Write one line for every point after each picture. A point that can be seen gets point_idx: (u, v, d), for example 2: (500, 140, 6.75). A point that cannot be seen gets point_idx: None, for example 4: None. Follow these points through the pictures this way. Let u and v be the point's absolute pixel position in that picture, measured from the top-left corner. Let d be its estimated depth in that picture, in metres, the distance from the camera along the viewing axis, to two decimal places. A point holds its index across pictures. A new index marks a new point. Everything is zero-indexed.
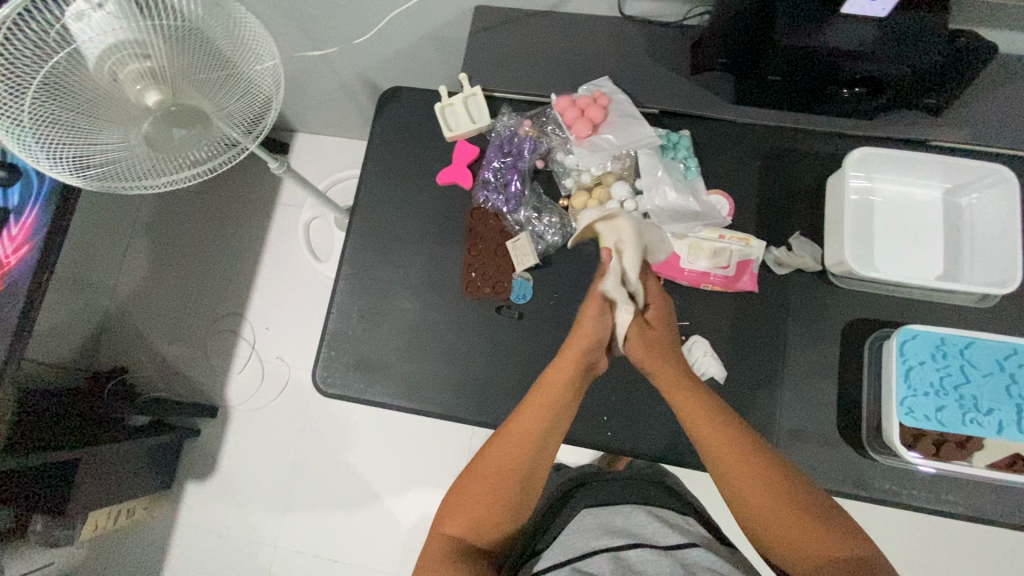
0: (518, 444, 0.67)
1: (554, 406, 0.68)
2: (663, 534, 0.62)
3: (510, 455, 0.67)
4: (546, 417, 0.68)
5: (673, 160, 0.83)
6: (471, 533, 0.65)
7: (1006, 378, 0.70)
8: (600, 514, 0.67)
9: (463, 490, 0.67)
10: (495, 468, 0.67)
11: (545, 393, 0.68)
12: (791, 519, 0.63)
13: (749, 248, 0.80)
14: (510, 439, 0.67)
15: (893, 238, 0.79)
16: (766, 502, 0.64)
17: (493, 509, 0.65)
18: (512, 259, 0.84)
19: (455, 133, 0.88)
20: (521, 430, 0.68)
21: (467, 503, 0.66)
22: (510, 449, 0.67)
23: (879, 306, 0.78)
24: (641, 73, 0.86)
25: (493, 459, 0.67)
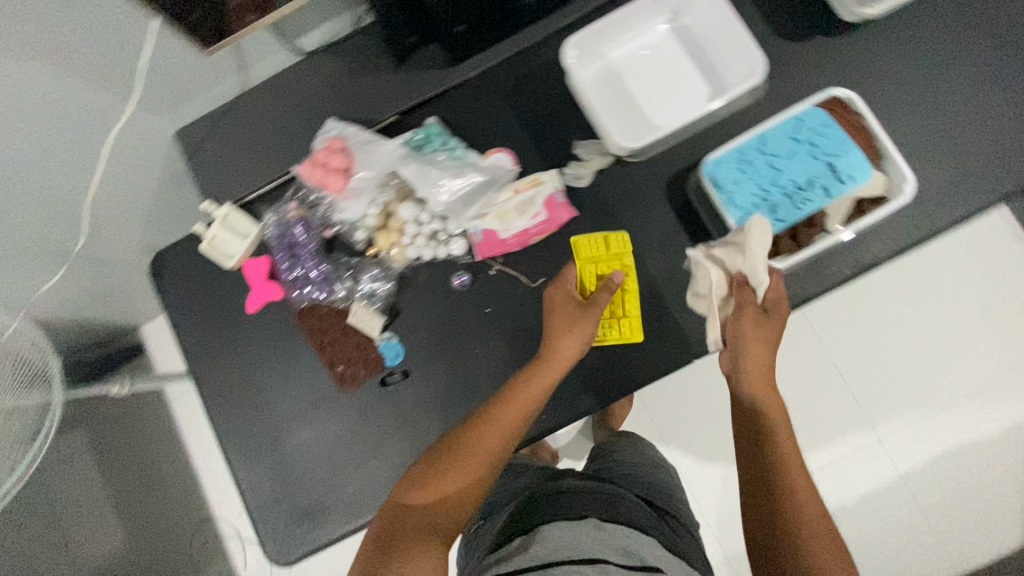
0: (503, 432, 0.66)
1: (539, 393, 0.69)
2: (620, 554, 0.67)
3: (489, 440, 0.65)
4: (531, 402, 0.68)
5: (434, 152, 0.80)
6: (432, 504, 0.59)
7: (807, 145, 0.72)
8: (571, 524, 0.71)
9: (443, 460, 0.63)
10: (483, 436, 0.65)
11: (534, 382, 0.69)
12: (807, 488, 0.59)
13: (543, 185, 0.78)
14: (515, 403, 0.67)
15: (652, 91, 0.80)
16: (785, 465, 0.61)
17: (462, 481, 0.61)
18: (363, 332, 0.81)
19: (236, 259, 0.83)
20: (524, 401, 0.68)
21: (442, 475, 0.61)
22: (505, 420, 0.67)
23: (680, 155, 0.79)
24: (357, 96, 0.84)
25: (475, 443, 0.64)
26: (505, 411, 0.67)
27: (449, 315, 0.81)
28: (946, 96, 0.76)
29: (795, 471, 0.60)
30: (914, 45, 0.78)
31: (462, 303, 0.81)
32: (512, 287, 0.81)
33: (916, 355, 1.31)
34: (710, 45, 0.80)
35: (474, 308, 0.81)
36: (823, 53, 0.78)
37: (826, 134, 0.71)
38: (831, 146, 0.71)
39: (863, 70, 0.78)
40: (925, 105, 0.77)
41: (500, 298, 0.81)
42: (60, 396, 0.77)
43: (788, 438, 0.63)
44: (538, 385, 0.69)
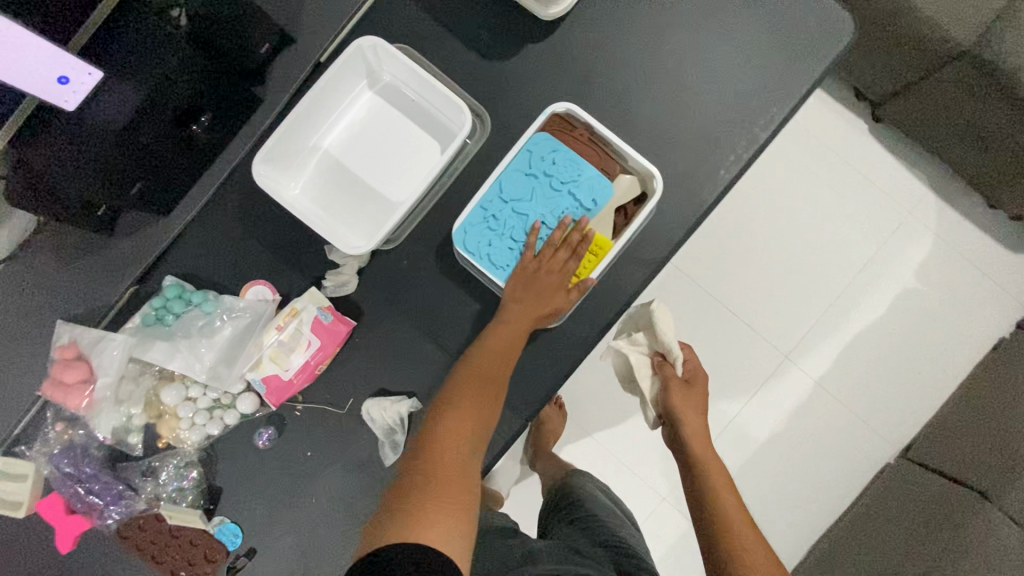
0: (490, 379, 0.64)
1: (520, 330, 0.66)
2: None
3: (480, 391, 0.64)
4: (511, 343, 0.66)
5: (176, 321, 0.72)
6: (450, 441, 0.61)
7: (544, 178, 0.67)
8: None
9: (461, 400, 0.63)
10: (489, 376, 0.64)
11: (512, 320, 0.66)
12: (750, 530, 0.70)
13: (302, 313, 0.72)
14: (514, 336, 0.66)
15: (380, 167, 0.73)
16: (739, 520, 0.71)
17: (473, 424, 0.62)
18: (186, 527, 0.74)
19: (25, 506, 0.74)
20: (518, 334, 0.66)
21: (461, 416, 0.62)
22: (508, 356, 0.65)
23: (435, 221, 0.73)
24: (74, 287, 0.74)
25: (466, 399, 0.63)
26: (487, 355, 0.65)
27: (271, 475, 0.74)
28: (672, 60, 0.70)
29: (746, 524, 0.71)
30: (624, 15, 0.70)
31: (278, 457, 0.74)
32: (321, 422, 0.74)
33: (792, 264, 1.29)
34: (417, 97, 0.73)
35: (292, 458, 0.74)
36: (536, 59, 0.72)
37: (556, 161, 0.66)
38: (563, 171, 0.66)
39: (583, 63, 0.71)
40: (656, 77, 0.71)
41: (315, 438, 0.74)
42: None
43: (739, 514, 0.72)
44: (517, 324, 0.66)
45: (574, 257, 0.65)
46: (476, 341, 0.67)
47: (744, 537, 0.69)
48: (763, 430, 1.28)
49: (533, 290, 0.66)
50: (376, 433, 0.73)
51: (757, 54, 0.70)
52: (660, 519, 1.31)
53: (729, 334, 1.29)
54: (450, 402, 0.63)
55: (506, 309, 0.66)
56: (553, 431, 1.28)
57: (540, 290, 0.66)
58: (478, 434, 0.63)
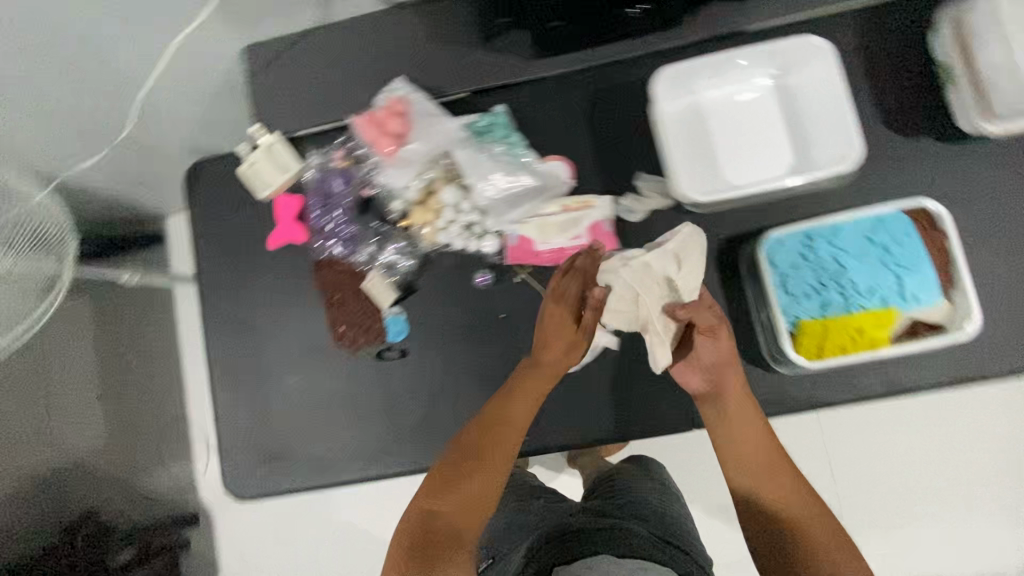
0: (492, 439, 0.66)
1: (529, 404, 0.69)
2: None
3: (478, 457, 0.65)
4: (519, 416, 0.68)
5: (492, 145, 0.76)
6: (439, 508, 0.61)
7: (881, 250, 0.67)
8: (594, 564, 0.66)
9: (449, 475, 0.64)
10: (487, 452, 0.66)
11: (518, 401, 0.69)
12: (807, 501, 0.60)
13: (593, 209, 0.75)
14: (511, 415, 0.68)
15: (735, 145, 0.74)
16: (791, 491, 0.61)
17: (465, 496, 0.63)
18: (373, 299, 0.79)
19: (269, 191, 0.81)
20: (518, 410, 0.68)
21: (447, 492, 0.62)
22: (504, 432, 0.67)
23: (745, 219, 0.74)
24: (433, 61, 0.80)
25: (463, 466, 0.64)
26: (488, 428, 0.67)
27: (461, 312, 0.78)
28: None
29: (809, 498, 0.60)
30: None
31: (480, 302, 0.78)
32: (532, 302, 0.77)
33: None
34: (810, 113, 0.73)
35: (491, 311, 0.78)
36: (921, 157, 0.73)
37: (904, 244, 0.67)
38: (905, 256, 0.67)
39: (965, 189, 0.72)
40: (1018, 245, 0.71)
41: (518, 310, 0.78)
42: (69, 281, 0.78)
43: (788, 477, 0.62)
44: (523, 398, 0.69)
45: (586, 329, 0.70)
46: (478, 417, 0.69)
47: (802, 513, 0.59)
48: None
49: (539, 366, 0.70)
50: None
51: None
52: None
53: None
54: (446, 468, 0.64)
55: (513, 390, 0.70)
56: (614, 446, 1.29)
57: (539, 369, 0.70)
58: (478, 498, 0.63)
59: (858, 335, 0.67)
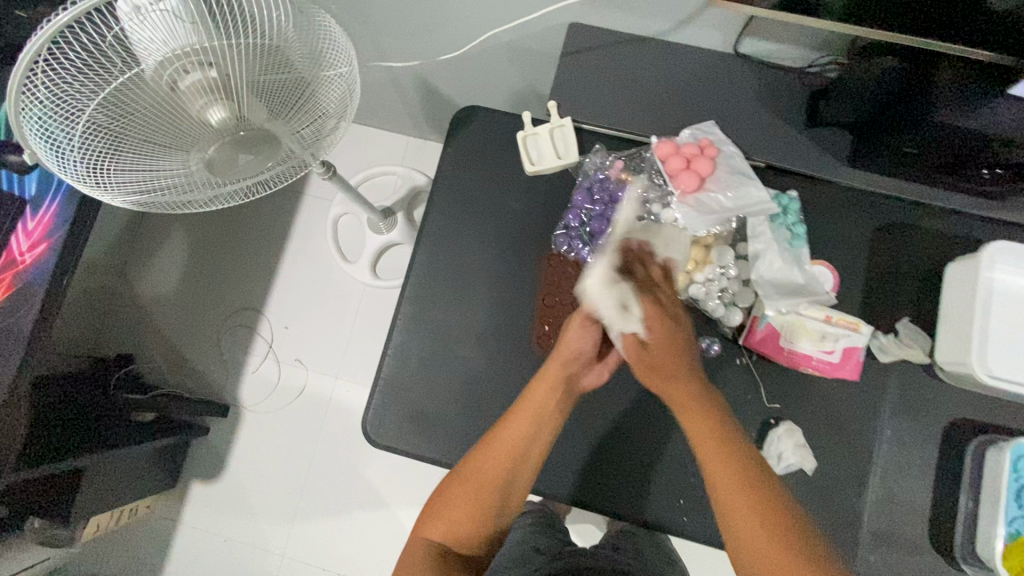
0: (497, 489, 0.67)
1: (539, 443, 0.69)
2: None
3: (490, 499, 0.67)
4: (530, 452, 0.69)
5: (781, 226, 0.74)
6: (458, 522, 0.66)
7: None
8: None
9: (457, 487, 0.67)
10: (503, 454, 0.67)
11: (536, 395, 0.69)
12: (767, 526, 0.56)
13: (858, 334, 0.71)
14: (529, 405, 0.69)
15: (1008, 338, 0.71)
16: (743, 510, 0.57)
17: (482, 502, 0.66)
18: None
19: (537, 168, 0.79)
20: (533, 406, 0.69)
21: (454, 502, 0.66)
22: (525, 420, 0.68)
23: (989, 409, 0.72)
24: (749, 121, 0.78)
25: (460, 501, 0.67)
26: (491, 458, 0.67)
27: None
28: None
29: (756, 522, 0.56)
30: None
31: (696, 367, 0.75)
32: (748, 389, 0.74)
33: None
34: None
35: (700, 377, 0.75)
36: None
37: None
38: None
39: None
40: None
41: (729, 394, 0.74)
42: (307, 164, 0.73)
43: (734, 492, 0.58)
44: (525, 432, 0.68)
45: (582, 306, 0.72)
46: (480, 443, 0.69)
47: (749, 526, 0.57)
48: None
49: (539, 397, 0.69)
50: (766, 446, 0.72)
51: None
52: None
53: None
54: (468, 474, 0.67)
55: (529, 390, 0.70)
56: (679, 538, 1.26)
57: (553, 390, 0.70)
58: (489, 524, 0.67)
59: None
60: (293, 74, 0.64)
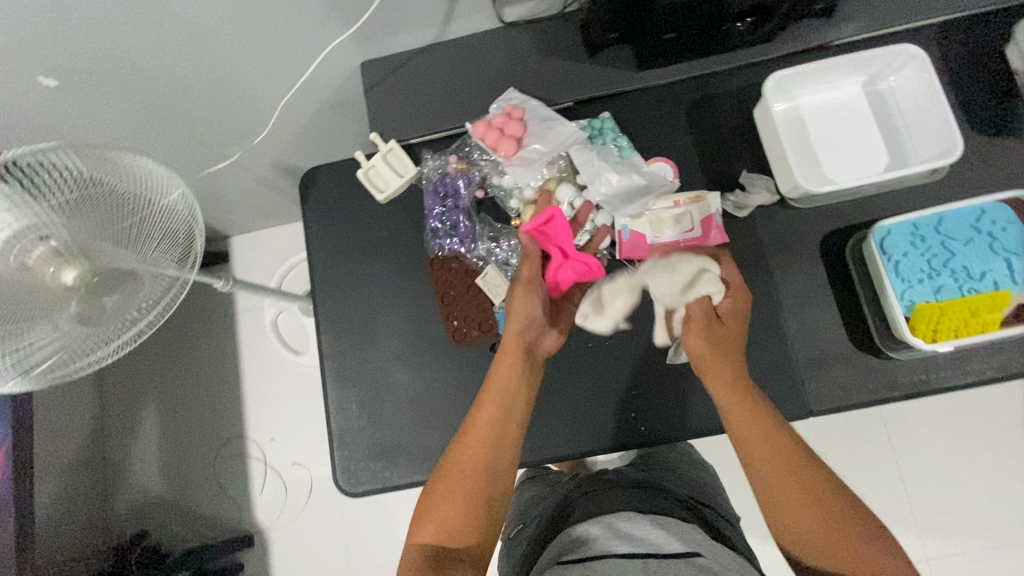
0: (477, 470, 0.66)
1: (512, 420, 0.70)
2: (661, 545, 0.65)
3: (474, 486, 0.66)
4: (506, 434, 0.69)
5: (605, 146, 0.82)
6: (445, 525, 0.64)
7: (987, 237, 0.71)
8: (612, 528, 0.69)
9: (440, 487, 0.67)
10: (480, 430, 0.68)
11: (504, 367, 0.71)
12: (841, 536, 0.60)
13: (705, 203, 0.80)
14: (494, 381, 0.70)
15: (828, 148, 0.80)
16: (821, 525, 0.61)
17: (464, 489, 0.66)
18: (488, 295, 0.82)
19: (387, 194, 0.86)
20: (500, 377, 0.70)
21: (440, 507, 0.65)
22: (495, 395, 0.69)
23: (846, 213, 0.78)
24: (542, 72, 0.86)
25: (450, 497, 0.65)
26: (471, 440, 0.68)
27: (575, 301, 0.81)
28: None
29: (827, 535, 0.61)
30: None
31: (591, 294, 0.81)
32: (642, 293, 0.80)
33: (993, 488, 1.26)
34: (898, 119, 0.79)
35: None
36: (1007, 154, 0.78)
37: (1006, 231, 0.71)
38: (1010, 242, 0.70)
39: None
40: None
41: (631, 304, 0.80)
42: (188, 282, 0.78)
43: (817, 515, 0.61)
44: (497, 412, 0.69)
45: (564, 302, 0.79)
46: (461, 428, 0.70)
47: (827, 539, 0.60)
48: None
49: (505, 374, 0.70)
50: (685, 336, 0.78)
51: None
52: None
53: (890, 492, 1.27)
54: (449, 466, 0.67)
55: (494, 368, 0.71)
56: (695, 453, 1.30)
57: (513, 363, 0.71)
58: (489, 511, 0.66)
59: (973, 317, 0.69)
60: (127, 213, 0.71)
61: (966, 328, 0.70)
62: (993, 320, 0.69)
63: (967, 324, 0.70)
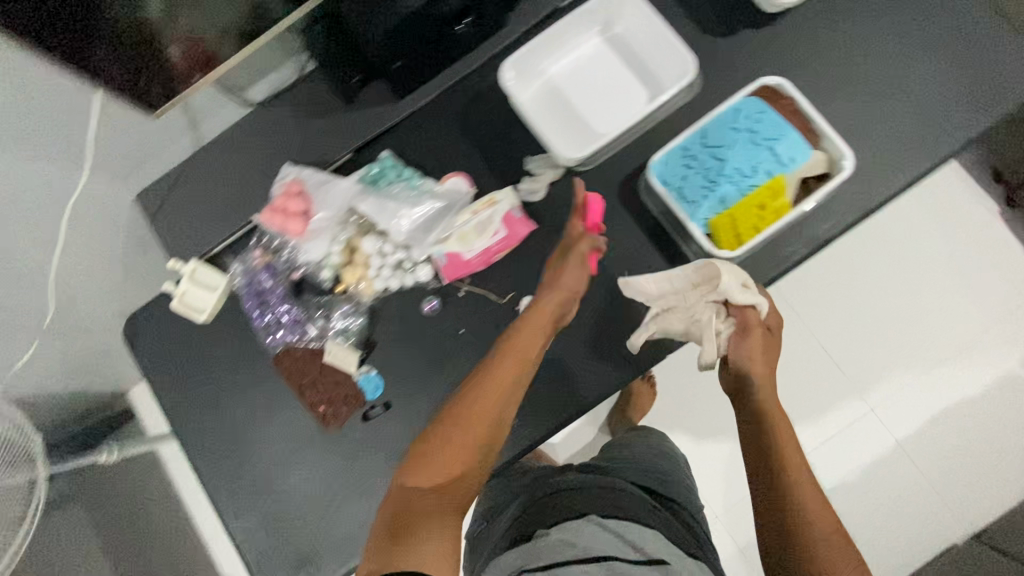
0: (489, 426, 0.65)
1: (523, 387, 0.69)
2: (635, 552, 0.69)
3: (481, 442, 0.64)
4: (517, 394, 0.68)
5: (390, 185, 0.81)
6: (443, 480, 0.61)
7: (747, 132, 0.74)
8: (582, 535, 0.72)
9: (448, 441, 0.63)
10: (503, 384, 0.66)
11: (535, 322, 0.71)
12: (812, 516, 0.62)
13: (498, 204, 0.80)
14: (526, 335, 0.69)
15: (590, 105, 0.82)
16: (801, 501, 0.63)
17: (477, 441, 0.64)
18: (341, 369, 0.82)
19: (208, 313, 0.83)
20: (533, 332, 0.70)
21: (445, 462, 0.62)
22: (522, 349, 0.69)
23: (629, 159, 0.81)
24: (310, 137, 0.85)
25: (456, 453, 0.62)
26: (491, 393, 0.66)
27: (424, 341, 0.82)
28: (865, 76, 0.79)
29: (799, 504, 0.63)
30: (835, 30, 0.80)
31: (436, 326, 0.82)
32: (480, 307, 0.81)
33: (902, 324, 1.34)
34: (641, 54, 0.82)
35: (448, 330, 0.81)
36: (748, 47, 0.81)
37: (762, 120, 0.74)
38: (768, 130, 0.73)
39: (791, 59, 0.80)
40: (852, 86, 0.79)
41: (476, 321, 0.81)
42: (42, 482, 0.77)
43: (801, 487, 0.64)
44: (521, 371, 0.68)
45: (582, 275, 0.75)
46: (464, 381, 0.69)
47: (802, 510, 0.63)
48: (829, 475, 1.30)
49: (535, 331, 0.70)
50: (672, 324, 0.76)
51: (950, 86, 0.78)
52: None
53: (816, 366, 1.34)
54: (461, 418, 0.64)
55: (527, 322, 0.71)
56: (640, 406, 1.33)
57: (542, 324, 0.71)
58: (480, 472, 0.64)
59: (761, 212, 0.72)
60: None
61: (761, 222, 0.73)
62: (778, 208, 0.72)
63: (761, 219, 0.73)
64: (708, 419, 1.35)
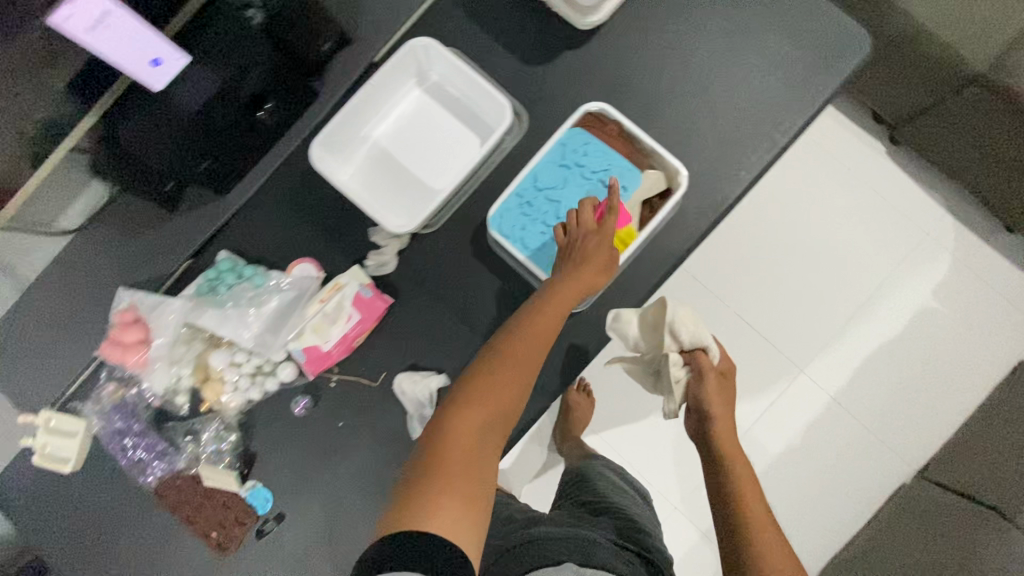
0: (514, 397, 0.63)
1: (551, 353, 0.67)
2: None
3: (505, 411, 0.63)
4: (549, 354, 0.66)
5: (229, 291, 0.76)
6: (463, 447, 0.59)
7: (577, 168, 0.74)
8: None
9: (480, 399, 0.62)
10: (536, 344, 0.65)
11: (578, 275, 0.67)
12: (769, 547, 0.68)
13: (344, 288, 0.76)
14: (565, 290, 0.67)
15: (419, 163, 0.79)
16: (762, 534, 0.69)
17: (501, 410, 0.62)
18: (225, 490, 0.77)
19: (71, 465, 0.78)
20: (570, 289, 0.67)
21: (472, 422, 0.61)
22: (560, 306, 0.66)
23: (474, 210, 0.78)
24: (137, 255, 0.79)
25: (481, 417, 0.61)
26: (525, 353, 0.64)
27: (304, 442, 0.78)
28: (691, 78, 0.76)
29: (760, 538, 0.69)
30: (652, 35, 0.76)
31: (313, 425, 0.78)
32: (354, 395, 0.78)
33: (815, 280, 1.34)
34: (460, 99, 0.79)
35: (326, 425, 0.78)
36: (569, 71, 0.78)
37: (588, 153, 0.74)
38: (594, 163, 0.74)
39: (614, 75, 0.77)
40: (680, 90, 0.76)
41: (354, 410, 0.78)
42: None
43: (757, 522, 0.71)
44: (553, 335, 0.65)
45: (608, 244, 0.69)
46: (491, 348, 0.66)
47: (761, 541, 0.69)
48: (776, 443, 1.31)
49: (574, 287, 0.67)
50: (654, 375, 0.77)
51: (777, 71, 0.75)
52: (671, 526, 1.33)
53: (742, 340, 1.34)
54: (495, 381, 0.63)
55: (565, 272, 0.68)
56: (581, 419, 1.31)
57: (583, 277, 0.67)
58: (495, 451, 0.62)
59: None
60: None
61: None
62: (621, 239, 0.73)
63: None
64: (649, 413, 1.35)
